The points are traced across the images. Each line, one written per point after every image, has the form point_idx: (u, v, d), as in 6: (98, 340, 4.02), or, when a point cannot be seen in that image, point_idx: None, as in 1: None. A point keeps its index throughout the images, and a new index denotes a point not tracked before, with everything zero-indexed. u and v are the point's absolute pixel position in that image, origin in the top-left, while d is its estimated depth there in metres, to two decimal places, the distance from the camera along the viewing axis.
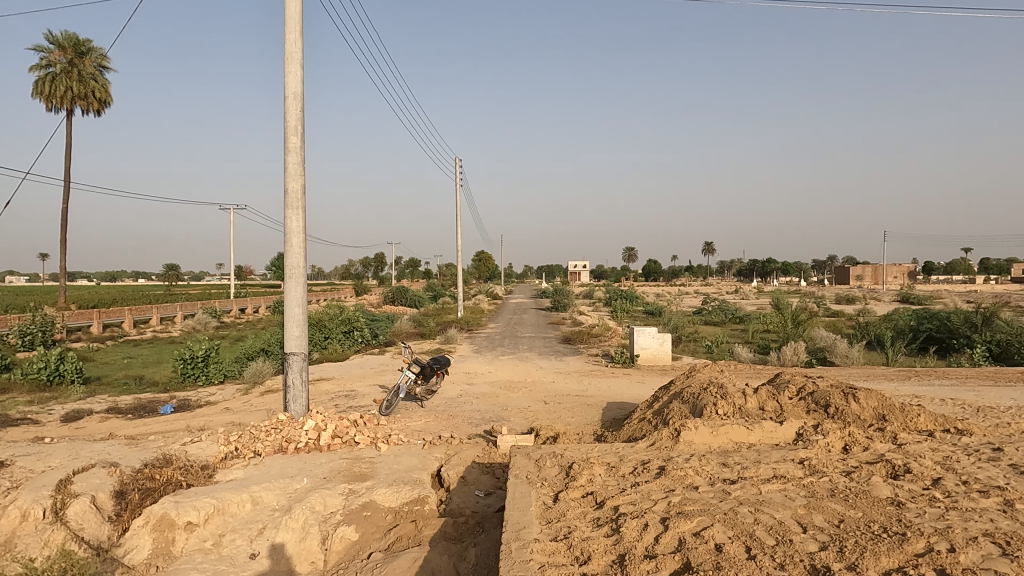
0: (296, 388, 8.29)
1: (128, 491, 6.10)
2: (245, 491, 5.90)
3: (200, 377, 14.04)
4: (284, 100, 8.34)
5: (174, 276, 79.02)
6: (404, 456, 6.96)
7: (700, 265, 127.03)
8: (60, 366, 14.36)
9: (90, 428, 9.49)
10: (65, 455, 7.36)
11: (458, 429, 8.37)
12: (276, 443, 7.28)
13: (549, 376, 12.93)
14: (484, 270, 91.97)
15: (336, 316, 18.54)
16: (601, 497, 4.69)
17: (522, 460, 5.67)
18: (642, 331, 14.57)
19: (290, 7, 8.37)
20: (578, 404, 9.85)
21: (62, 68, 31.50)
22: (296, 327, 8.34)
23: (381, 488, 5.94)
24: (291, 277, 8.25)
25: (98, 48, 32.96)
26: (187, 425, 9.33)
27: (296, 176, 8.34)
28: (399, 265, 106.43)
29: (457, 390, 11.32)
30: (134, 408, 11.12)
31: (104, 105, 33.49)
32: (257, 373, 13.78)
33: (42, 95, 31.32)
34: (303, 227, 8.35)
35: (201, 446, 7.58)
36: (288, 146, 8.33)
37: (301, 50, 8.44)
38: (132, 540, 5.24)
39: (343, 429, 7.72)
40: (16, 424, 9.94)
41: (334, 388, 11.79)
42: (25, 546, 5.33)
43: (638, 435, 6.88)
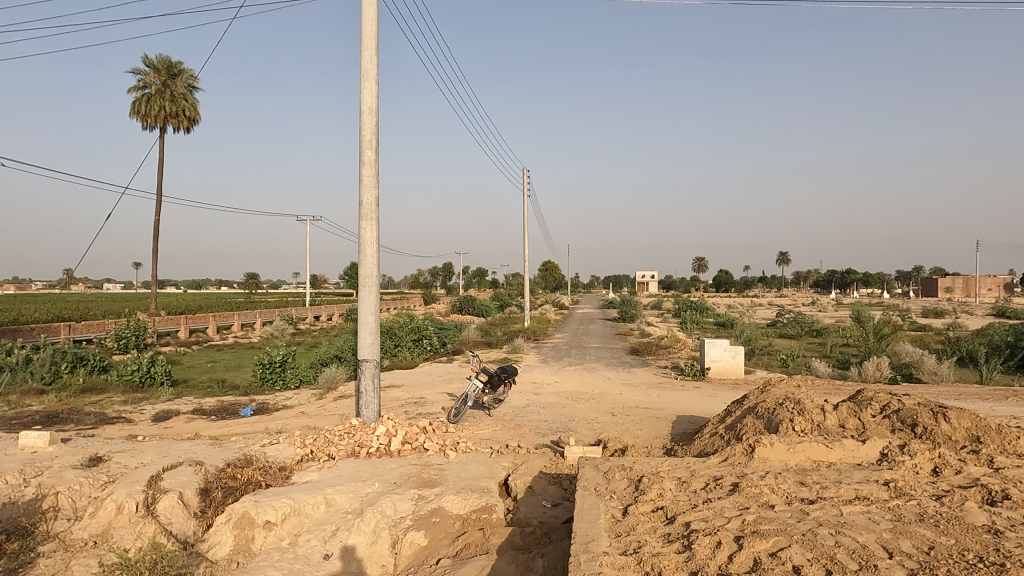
0: (368, 394, 8.51)
1: (212, 489, 6.41)
2: (320, 492, 6.09)
3: (278, 382, 14.63)
4: (360, 114, 8.64)
5: (253, 284, 83.10)
6: (471, 464, 7.02)
7: (775, 276, 122.95)
8: (151, 368, 15.22)
9: (178, 428, 10.05)
10: (156, 453, 7.81)
11: (524, 438, 8.37)
12: (349, 447, 7.50)
13: (617, 388, 12.79)
14: (549, 279, 92.46)
15: (406, 324, 19.02)
16: (672, 512, 4.60)
17: (590, 471, 5.63)
18: (712, 343, 14.20)
19: (366, 25, 8.68)
20: (647, 417, 9.66)
21: (157, 89, 33.67)
22: (369, 335, 8.58)
23: (449, 495, 5.99)
24: (365, 286, 8.48)
25: (189, 69, 34.89)
26: (266, 427, 9.75)
27: (370, 189, 8.59)
28: (467, 274, 107.96)
29: (523, 400, 11.33)
30: (217, 409, 11.69)
31: (193, 123, 35.52)
32: (331, 378, 14.30)
33: (139, 115, 33.57)
34: (376, 238, 8.58)
35: (278, 448, 7.89)
36: (363, 159, 8.60)
37: (376, 66, 8.72)
38: (215, 536, 5.54)
39: (412, 435, 7.85)
40: (111, 422, 10.60)
41: (403, 395, 12.05)
42: (120, 537, 5.72)
43: (709, 450, 6.72)
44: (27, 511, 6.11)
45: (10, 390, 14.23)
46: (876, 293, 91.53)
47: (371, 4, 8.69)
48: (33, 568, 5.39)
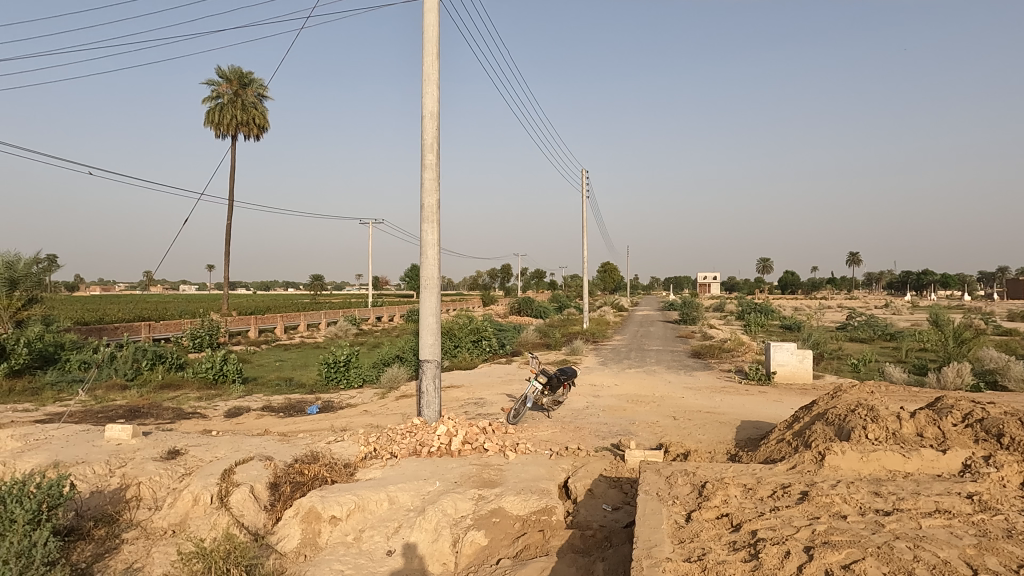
0: (429, 393, 8.63)
1: (281, 483, 6.64)
2: (383, 489, 6.22)
3: (342, 381, 15.03)
4: (422, 119, 8.78)
5: (318, 286, 85.71)
6: (531, 466, 7.03)
7: (845, 278, 118.27)
8: (224, 366, 15.89)
9: (249, 424, 10.45)
10: (229, 447, 8.15)
11: (584, 441, 8.32)
12: (411, 446, 7.64)
13: (678, 391, 12.56)
14: (609, 280, 91.77)
15: (466, 325, 19.22)
16: (738, 519, 4.48)
17: (652, 476, 5.55)
18: (779, 346, 13.75)
19: (427, 31, 8.82)
20: (710, 422, 9.45)
21: (229, 98, 35.14)
22: (431, 335, 8.71)
23: (509, 495, 6.02)
24: (426, 287, 8.61)
25: (259, 78, 36.21)
26: (331, 425, 10.03)
27: (432, 192, 8.72)
28: (525, 275, 108.22)
29: (583, 402, 11.27)
30: (285, 407, 12.10)
31: (262, 130, 36.89)
32: (393, 378, 14.60)
33: (213, 124, 35.15)
34: (438, 240, 8.70)
35: (343, 445, 8.11)
36: (424, 163, 8.74)
37: (438, 70, 8.84)
38: (283, 529, 5.74)
39: (472, 435, 7.91)
40: (187, 418, 11.12)
41: (463, 395, 12.18)
42: (196, 527, 6.00)
43: (776, 457, 6.53)
44: (113, 499, 6.48)
45: (96, 385, 15.11)
46: (956, 295, 86.77)
47: (433, 11, 8.83)
48: (118, 553, 5.71)
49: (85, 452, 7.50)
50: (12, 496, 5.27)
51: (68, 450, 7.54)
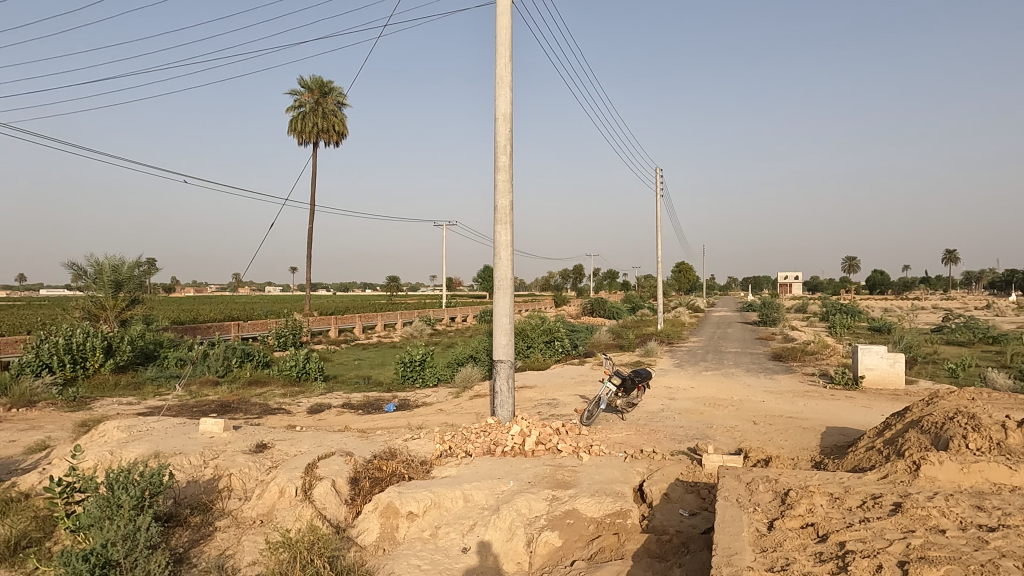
0: (503, 393, 8.70)
1: (361, 478, 6.84)
2: (459, 487, 6.31)
3: (418, 380, 15.37)
4: (495, 122, 8.87)
5: (395, 287, 88.06)
6: (605, 468, 6.96)
7: (941, 277, 111.18)
8: (306, 365, 16.58)
9: (330, 420, 10.84)
10: (313, 442, 8.48)
11: (660, 444, 8.17)
12: (485, 445, 7.72)
13: (758, 395, 12.14)
14: (684, 280, 89.85)
15: (538, 326, 19.28)
16: (824, 530, 4.29)
17: (731, 481, 5.39)
18: (867, 349, 13.07)
19: (500, 34, 8.89)
20: (792, 427, 9.08)
21: (310, 107, 36.62)
22: (504, 335, 8.77)
23: (584, 497, 5.98)
24: (499, 288, 8.68)
25: (338, 87, 37.50)
26: (408, 423, 10.27)
27: (505, 194, 8.79)
28: (598, 276, 107.39)
29: (658, 405, 11.08)
30: (364, 404, 12.48)
31: (342, 137, 38.16)
32: (467, 377, 14.81)
33: (295, 132, 36.73)
34: (510, 241, 8.76)
35: (420, 443, 8.29)
36: (498, 164, 8.82)
37: (510, 73, 8.91)
38: (364, 523, 5.94)
39: (546, 436, 7.91)
40: (274, 413, 11.66)
41: (537, 396, 12.21)
42: (283, 518, 6.28)
43: (865, 465, 6.21)
44: (207, 489, 6.87)
45: (191, 381, 16.06)
46: None
47: (506, 14, 8.90)
48: (212, 540, 6.05)
49: (182, 443, 8.00)
50: (119, 483, 5.67)
51: (167, 441, 8.05)
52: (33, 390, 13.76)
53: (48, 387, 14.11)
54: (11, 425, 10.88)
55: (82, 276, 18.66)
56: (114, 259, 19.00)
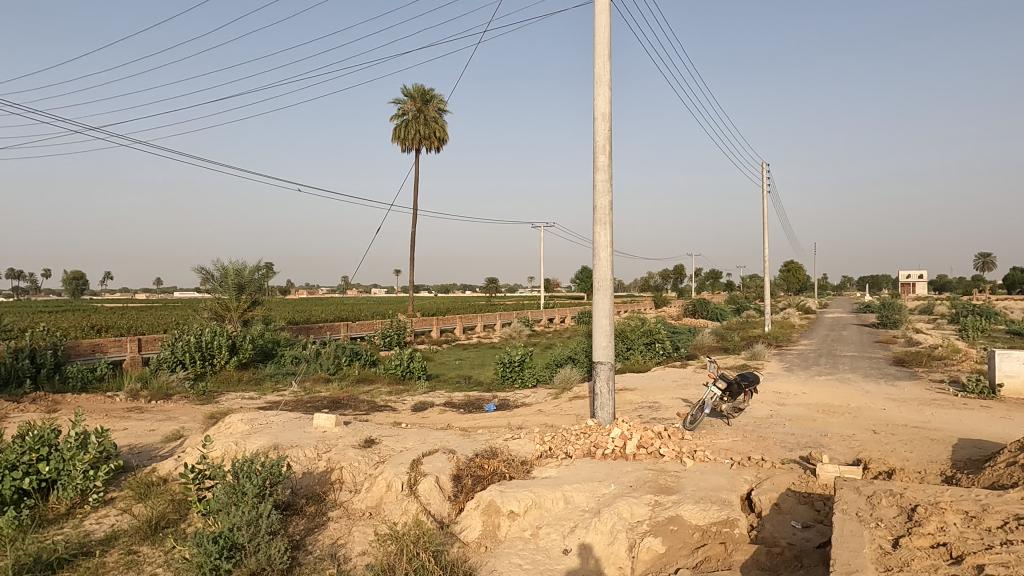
0: (603, 395, 8.62)
1: (464, 476, 6.99)
2: (559, 488, 6.30)
3: (517, 380, 15.53)
4: (595, 122, 8.81)
5: (494, 287, 89.40)
6: (710, 475, 6.74)
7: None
8: (410, 364, 17.18)
9: (434, 418, 11.16)
10: (417, 439, 8.76)
11: (769, 452, 7.81)
12: (585, 447, 7.68)
13: (878, 402, 11.35)
14: (793, 280, 85.55)
15: (638, 327, 18.97)
16: (959, 551, 3.95)
17: (850, 494, 5.06)
18: (1006, 355, 11.91)
19: (599, 33, 8.83)
20: (918, 438, 8.41)
21: (413, 115, 37.90)
22: (604, 337, 8.68)
23: (688, 504, 5.81)
24: (599, 289, 8.62)
25: (439, 94, 38.57)
26: (508, 422, 10.39)
27: (604, 194, 8.71)
28: (700, 276, 104.20)
29: (767, 411, 10.59)
30: (465, 403, 12.75)
31: (443, 142, 39.19)
32: (566, 379, 14.79)
33: (399, 139, 38.15)
34: (610, 241, 8.66)
35: (520, 443, 8.35)
36: (597, 164, 8.75)
37: (609, 71, 8.82)
38: (466, 520, 6.07)
39: (648, 439, 7.75)
40: (381, 410, 12.15)
41: (638, 398, 12.01)
42: (390, 511, 6.52)
43: (1005, 483, 5.65)
44: (321, 481, 7.26)
45: (305, 378, 17.03)
46: None
47: (604, 12, 8.82)
48: (325, 529, 6.38)
49: (299, 436, 8.50)
50: (243, 472, 6.10)
51: (285, 434, 8.57)
52: (169, 383, 15.08)
53: (181, 381, 15.42)
54: (151, 415, 11.96)
55: (210, 279, 20.21)
56: (238, 264, 20.39)
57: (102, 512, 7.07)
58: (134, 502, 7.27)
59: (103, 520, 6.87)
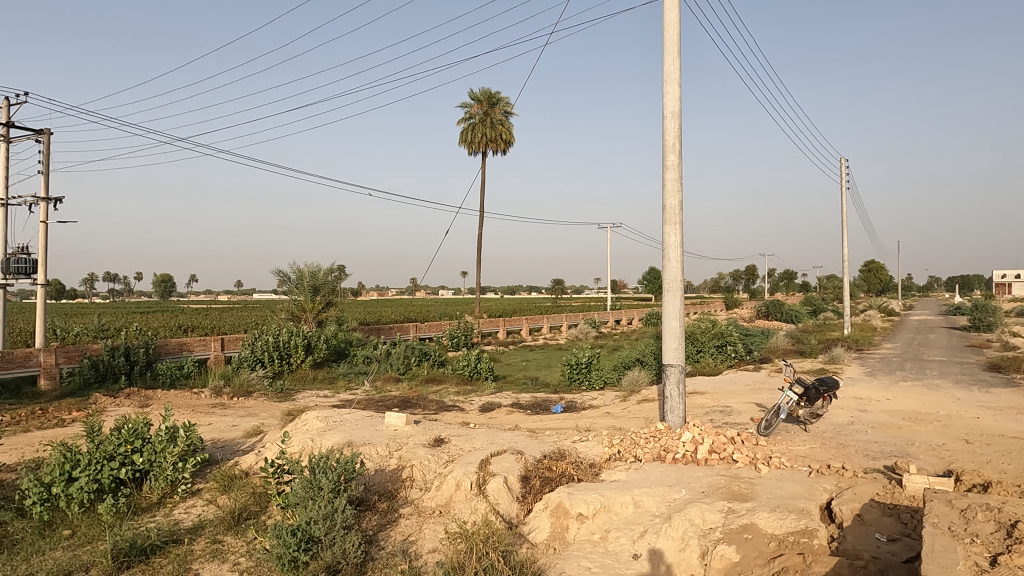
0: (673, 399, 8.45)
1: (532, 477, 7.00)
2: (629, 492, 6.22)
3: (584, 382, 15.48)
4: (664, 120, 8.66)
5: (560, 288, 89.21)
6: (787, 482, 6.50)
7: None
8: (478, 364, 17.37)
9: (502, 419, 11.24)
10: (486, 439, 8.83)
11: (850, 460, 7.47)
12: (655, 451, 7.57)
13: (971, 410, 10.68)
14: (874, 280, 81.52)
15: (709, 329, 18.53)
16: None
17: (940, 507, 4.78)
18: None
19: (668, 29, 8.68)
20: (1016, 449, 7.86)
21: (480, 118, 38.27)
22: (674, 339, 8.51)
23: (763, 512, 5.62)
24: (669, 290, 8.46)
25: (505, 97, 38.78)
26: (576, 424, 10.35)
27: (674, 193, 8.55)
28: (774, 277, 100.67)
29: (847, 417, 10.14)
30: (532, 404, 12.78)
31: (509, 145, 39.35)
32: (634, 381, 14.60)
33: (466, 142, 38.72)
34: (680, 242, 8.48)
35: (588, 445, 8.30)
36: (666, 163, 8.60)
37: (679, 69, 8.65)
38: (535, 521, 6.10)
39: (720, 444, 7.55)
40: (449, 410, 12.33)
41: (709, 402, 11.74)
42: (460, 510, 6.61)
43: None
44: (393, 478, 7.44)
45: (376, 377, 17.48)
46: None
47: (673, 8, 8.66)
48: (397, 526, 6.53)
49: (371, 434, 8.73)
50: (319, 468, 6.34)
51: (357, 432, 8.81)
52: (250, 381, 15.78)
53: (261, 379, 16.11)
54: (234, 412, 12.57)
55: (287, 281, 21.05)
56: (313, 266, 21.12)
57: (189, 502, 7.48)
58: (219, 493, 7.66)
59: (191, 509, 7.26)
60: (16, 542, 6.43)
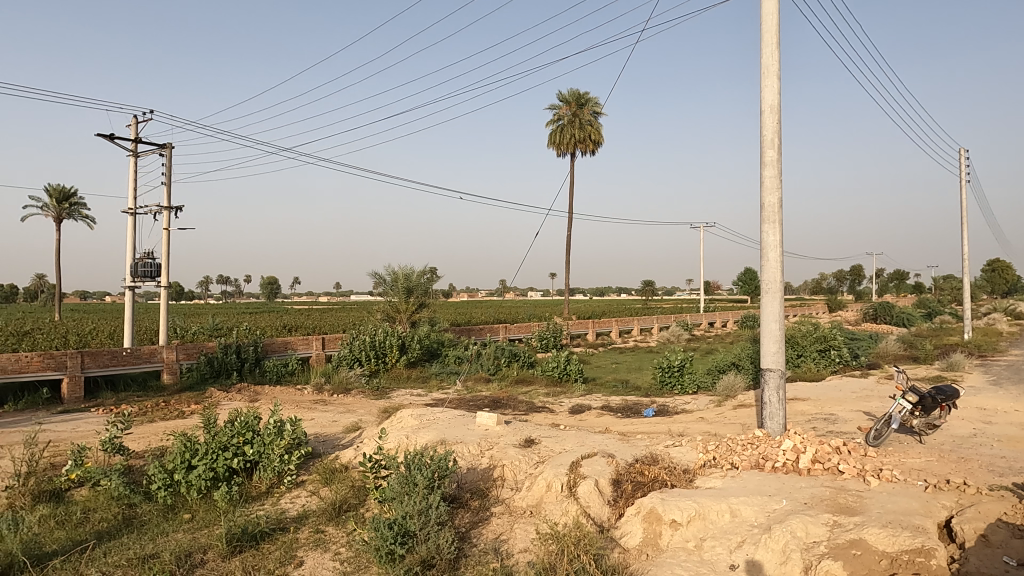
0: (773, 405, 8.09)
1: (623, 481, 6.91)
2: (725, 500, 6.01)
3: (677, 386, 15.11)
4: (762, 114, 8.33)
5: (651, 290, 87.68)
6: (900, 497, 6.08)
7: None
8: (567, 366, 17.35)
9: (591, 421, 11.17)
10: (576, 442, 8.79)
11: (973, 476, 6.89)
12: (753, 459, 7.28)
13: None
14: (999, 281, 74.90)
15: (810, 333, 17.65)
16: None
17: None
18: None
19: (766, 21, 8.34)
20: None
21: (568, 119, 38.23)
22: (773, 343, 8.15)
23: (873, 527, 5.28)
24: (767, 292, 8.12)
25: (594, 97, 38.53)
26: (668, 429, 10.12)
27: (773, 191, 8.20)
28: (883, 278, 94.45)
29: (969, 429, 9.36)
30: (623, 407, 12.61)
31: (598, 145, 39.01)
32: (729, 387, 13.97)
33: (554, 144, 38.79)
34: (780, 241, 8.13)
35: (682, 450, 8.10)
36: (764, 160, 8.28)
37: (778, 61, 8.30)
38: (626, 526, 6.03)
39: (824, 454, 7.15)
40: (539, 411, 12.39)
41: (811, 409, 11.17)
42: (550, 511, 6.62)
43: None
44: (485, 477, 7.55)
45: (467, 377, 17.82)
46: None
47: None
48: (490, 525, 6.62)
49: (463, 433, 8.90)
50: (415, 465, 6.54)
51: (450, 430, 9.01)
52: (348, 379, 16.49)
53: (358, 377, 16.80)
54: (334, 408, 13.16)
55: (383, 283, 21.82)
56: (406, 268, 21.78)
57: (294, 492, 7.90)
58: (321, 485, 8.04)
59: (296, 500, 7.67)
60: (143, 523, 7.00)
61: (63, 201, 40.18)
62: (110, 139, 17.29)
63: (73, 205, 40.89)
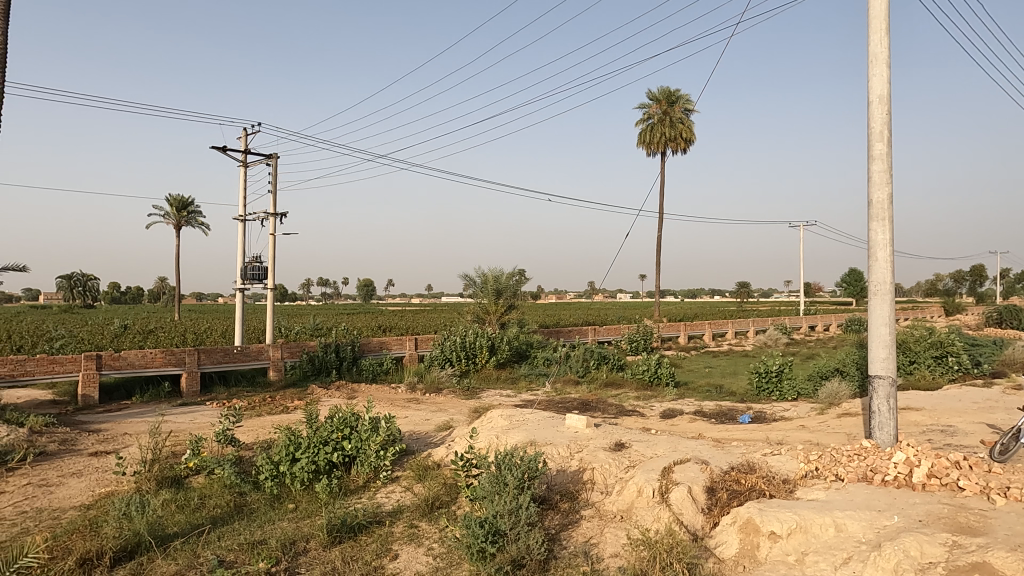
0: (882, 414, 7.60)
1: (718, 488, 6.69)
2: (829, 514, 5.69)
3: (775, 392, 14.48)
4: (870, 105, 7.85)
5: (747, 292, 84.43)
6: None
7: None
8: (658, 369, 17.00)
9: (684, 426, 10.89)
10: (668, 447, 8.60)
11: None
12: (861, 471, 6.86)
13: None
14: None
15: (924, 338, 16.44)
16: None
17: None
18: None
19: (873, 6, 7.86)
20: None
21: (658, 118, 37.51)
22: (882, 348, 7.66)
23: (999, 550, 4.84)
24: (876, 294, 7.64)
25: (686, 94, 37.61)
26: (766, 437, 9.70)
27: (882, 186, 7.71)
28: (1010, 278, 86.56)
29: None
30: (717, 413, 12.22)
31: (689, 143, 37.99)
32: (832, 395, 13.35)
33: (644, 143, 38.21)
34: (890, 239, 7.63)
35: (781, 459, 7.74)
36: (872, 153, 7.79)
37: (888, 48, 7.79)
38: (722, 536, 5.84)
39: (942, 468, 6.63)
40: (629, 414, 12.21)
41: (926, 420, 10.39)
42: (641, 517, 6.51)
43: None
44: (574, 480, 7.52)
45: (556, 379, 17.82)
46: None
47: None
48: (579, 528, 6.59)
49: (552, 435, 8.91)
50: (505, 464, 6.61)
51: (540, 432, 9.04)
52: (439, 379, 16.89)
53: (449, 377, 17.16)
54: (426, 406, 13.52)
55: (473, 285, 22.20)
56: (496, 270, 22.04)
57: (389, 487, 8.18)
58: (414, 481, 8.28)
59: (391, 494, 7.94)
60: (253, 510, 7.46)
61: (182, 210, 43.43)
62: (223, 151, 18.57)
63: (192, 213, 44.08)
